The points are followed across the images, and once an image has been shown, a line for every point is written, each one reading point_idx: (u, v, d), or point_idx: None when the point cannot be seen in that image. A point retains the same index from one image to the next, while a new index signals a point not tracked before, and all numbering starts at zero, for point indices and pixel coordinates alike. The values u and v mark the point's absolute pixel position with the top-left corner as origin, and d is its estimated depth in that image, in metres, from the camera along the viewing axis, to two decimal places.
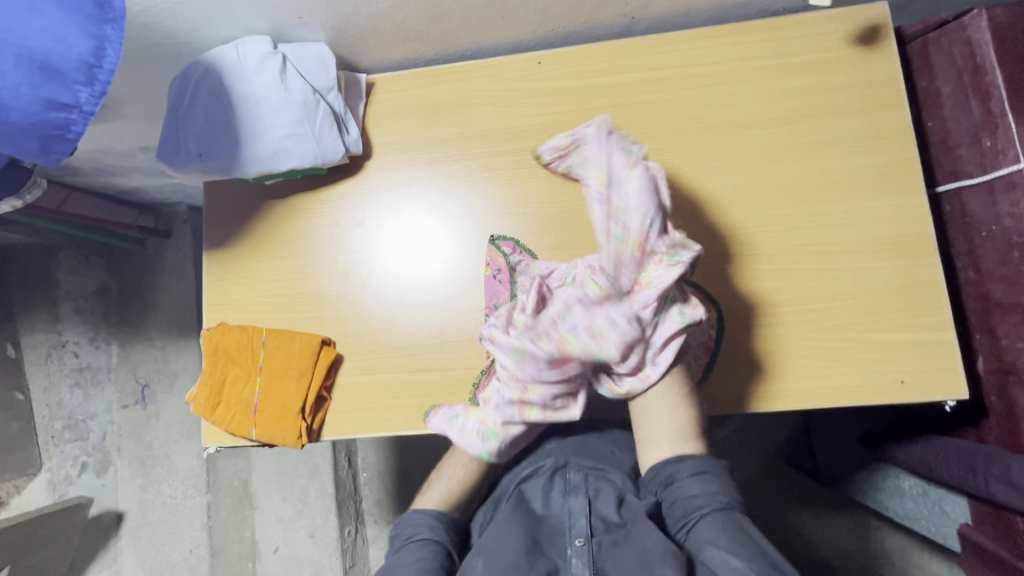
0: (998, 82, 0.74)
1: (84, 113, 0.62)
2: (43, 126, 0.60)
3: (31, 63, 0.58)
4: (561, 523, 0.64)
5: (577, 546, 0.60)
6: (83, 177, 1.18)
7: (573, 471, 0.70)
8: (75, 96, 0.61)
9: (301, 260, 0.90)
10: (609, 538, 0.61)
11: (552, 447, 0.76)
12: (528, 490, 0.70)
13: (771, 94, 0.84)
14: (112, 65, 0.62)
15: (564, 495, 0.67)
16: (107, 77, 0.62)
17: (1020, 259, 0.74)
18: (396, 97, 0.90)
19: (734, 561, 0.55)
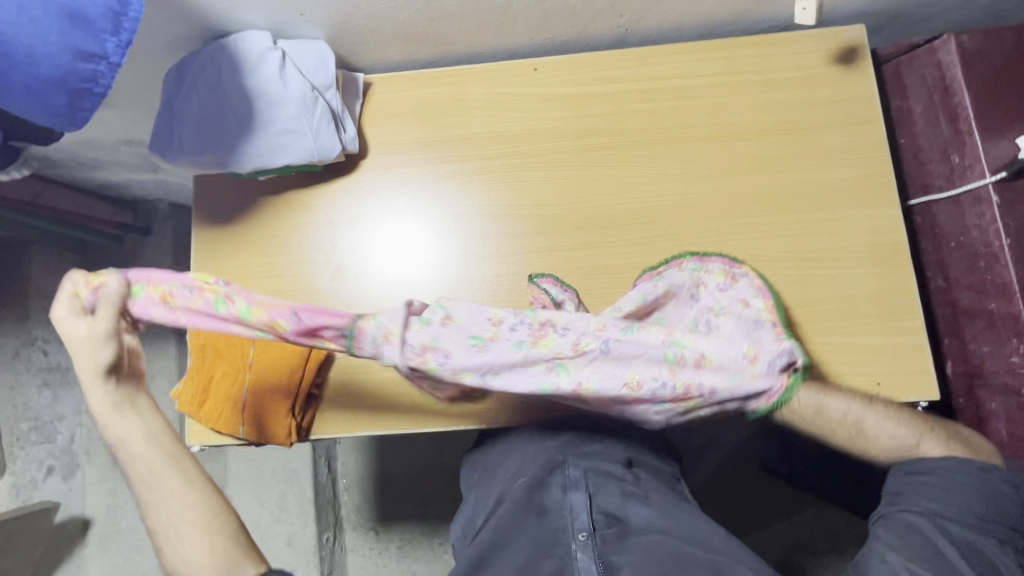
0: (965, 102, 0.80)
1: (111, 64, 0.61)
2: (69, 79, 0.59)
3: (59, 9, 0.57)
4: (563, 519, 0.68)
5: (580, 541, 0.65)
6: (61, 170, 1.15)
7: (572, 468, 0.72)
8: (101, 46, 0.60)
9: (292, 257, 0.89)
10: (613, 531, 0.66)
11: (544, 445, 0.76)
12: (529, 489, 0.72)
13: (756, 107, 0.87)
14: (137, 13, 0.60)
15: (564, 491, 0.70)
16: (133, 25, 0.60)
17: (985, 268, 0.79)
18: (393, 98, 0.91)
19: (895, 556, 0.63)
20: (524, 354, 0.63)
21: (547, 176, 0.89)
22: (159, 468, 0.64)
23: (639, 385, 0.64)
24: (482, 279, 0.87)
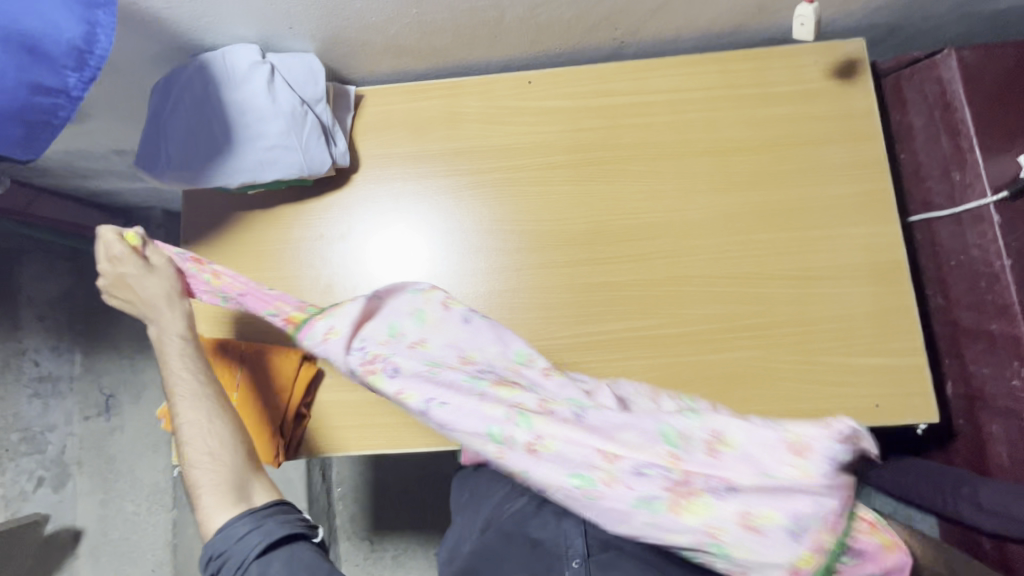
0: (966, 119, 0.78)
1: (74, 98, 0.59)
2: (27, 113, 0.56)
3: (17, 44, 0.54)
4: (557, 547, 0.64)
5: (574, 569, 0.62)
6: (51, 179, 1.13)
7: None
8: (63, 81, 0.57)
9: (282, 272, 0.88)
10: (606, 557, 0.61)
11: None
12: (518, 516, 0.69)
13: (753, 122, 0.86)
14: (104, 51, 0.59)
15: (558, 517, 0.66)
16: (99, 63, 0.59)
17: (986, 288, 0.77)
18: (385, 110, 0.90)
19: None
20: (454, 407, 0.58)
21: (542, 190, 0.87)
22: (201, 393, 0.68)
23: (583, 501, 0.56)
24: (475, 295, 0.86)
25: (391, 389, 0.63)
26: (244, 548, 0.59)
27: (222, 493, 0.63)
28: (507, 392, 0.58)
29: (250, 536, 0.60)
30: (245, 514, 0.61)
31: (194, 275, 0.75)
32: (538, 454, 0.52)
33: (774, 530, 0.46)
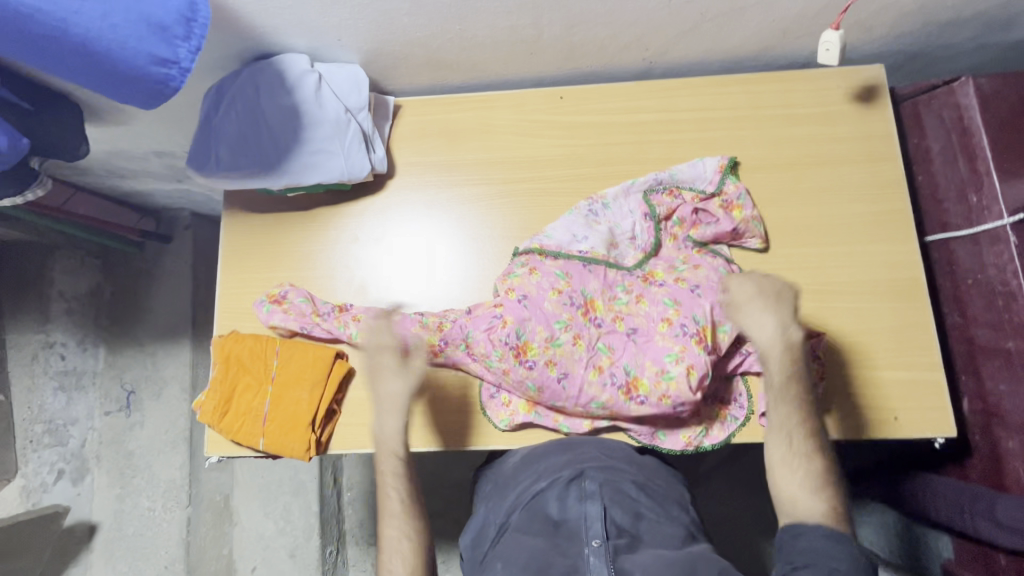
0: (983, 143, 0.81)
1: (182, 68, 0.64)
2: (144, 79, 0.62)
3: (137, 17, 0.60)
4: (578, 528, 0.65)
5: (594, 546, 0.61)
6: (92, 178, 1.18)
7: (589, 480, 0.70)
8: (175, 53, 0.63)
9: (317, 274, 0.90)
10: (624, 542, 0.63)
11: (562, 458, 0.76)
12: (541, 503, 0.70)
13: (775, 141, 0.89)
14: (208, 19, 0.63)
15: (579, 501, 0.68)
16: (203, 31, 0.63)
17: (1003, 306, 0.80)
18: (421, 121, 0.94)
19: None
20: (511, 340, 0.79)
21: (570, 202, 0.91)
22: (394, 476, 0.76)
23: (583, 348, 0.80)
24: None
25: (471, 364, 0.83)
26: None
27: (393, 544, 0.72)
28: (596, 311, 0.81)
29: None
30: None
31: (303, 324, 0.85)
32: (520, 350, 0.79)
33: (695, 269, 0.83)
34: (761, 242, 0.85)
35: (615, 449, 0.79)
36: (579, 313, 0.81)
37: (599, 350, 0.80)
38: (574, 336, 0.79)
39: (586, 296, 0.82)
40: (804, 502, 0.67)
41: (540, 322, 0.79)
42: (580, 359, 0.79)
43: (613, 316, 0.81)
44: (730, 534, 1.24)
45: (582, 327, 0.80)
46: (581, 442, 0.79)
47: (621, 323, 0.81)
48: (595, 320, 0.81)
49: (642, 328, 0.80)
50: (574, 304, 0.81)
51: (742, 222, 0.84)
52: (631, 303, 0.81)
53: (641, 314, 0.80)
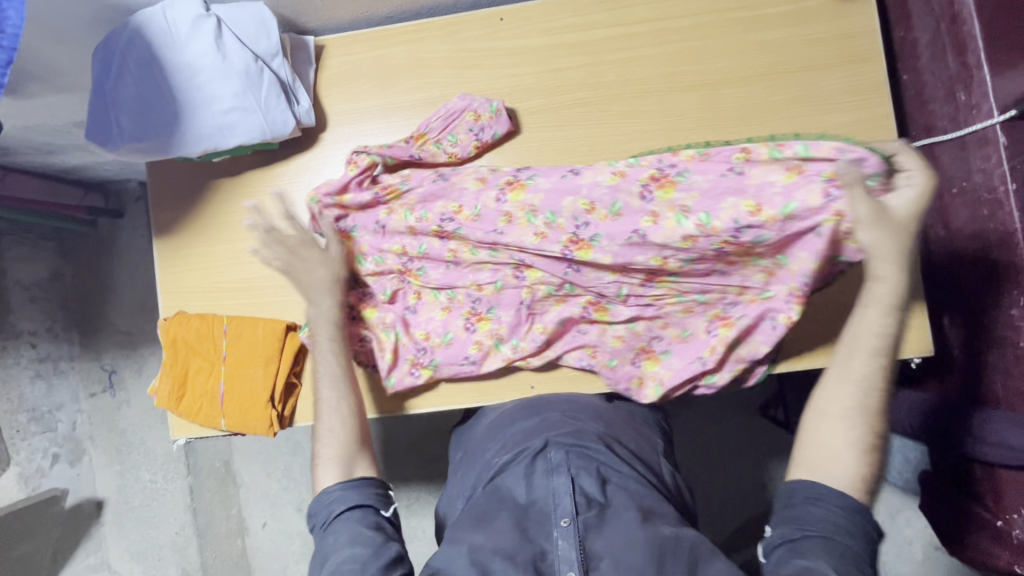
0: (974, 31, 0.71)
1: None
2: None
3: None
4: (546, 505, 0.60)
5: (562, 527, 0.57)
6: (17, 159, 1.10)
7: (555, 450, 0.65)
8: None
9: (258, 243, 0.84)
10: (594, 515, 0.58)
11: (529, 427, 0.72)
12: (506, 479, 0.65)
13: (744, 49, 0.80)
14: (16, 28, 0.60)
15: (546, 475, 0.63)
16: (13, 40, 0.61)
17: (988, 215, 0.73)
18: (347, 62, 0.84)
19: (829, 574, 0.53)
20: (522, 347, 0.77)
21: (522, 139, 0.82)
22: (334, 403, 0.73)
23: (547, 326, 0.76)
24: None
25: (482, 255, 0.75)
26: (330, 507, 0.66)
27: (333, 459, 0.70)
28: (513, 195, 0.73)
29: (346, 495, 0.66)
30: (345, 482, 0.67)
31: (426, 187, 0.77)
32: (541, 317, 0.76)
33: (576, 296, 0.75)
34: (506, 128, 0.80)
35: (585, 410, 0.75)
36: (476, 344, 0.78)
37: (677, 219, 0.65)
38: (477, 260, 0.75)
39: (490, 322, 0.77)
40: (827, 472, 0.60)
41: (393, 242, 0.77)
42: (434, 314, 0.79)
43: (669, 202, 0.66)
44: (720, 455, 1.22)
45: (409, 264, 0.78)
46: (549, 404, 0.76)
47: (755, 258, 0.67)
48: (720, 251, 0.65)
49: (702, 167, 0.66)
50: (456, 263, 0.76)
51: (483, 120, 0.79)
52: (682, 267, 0.67)
53: (665, 228, 0.65)
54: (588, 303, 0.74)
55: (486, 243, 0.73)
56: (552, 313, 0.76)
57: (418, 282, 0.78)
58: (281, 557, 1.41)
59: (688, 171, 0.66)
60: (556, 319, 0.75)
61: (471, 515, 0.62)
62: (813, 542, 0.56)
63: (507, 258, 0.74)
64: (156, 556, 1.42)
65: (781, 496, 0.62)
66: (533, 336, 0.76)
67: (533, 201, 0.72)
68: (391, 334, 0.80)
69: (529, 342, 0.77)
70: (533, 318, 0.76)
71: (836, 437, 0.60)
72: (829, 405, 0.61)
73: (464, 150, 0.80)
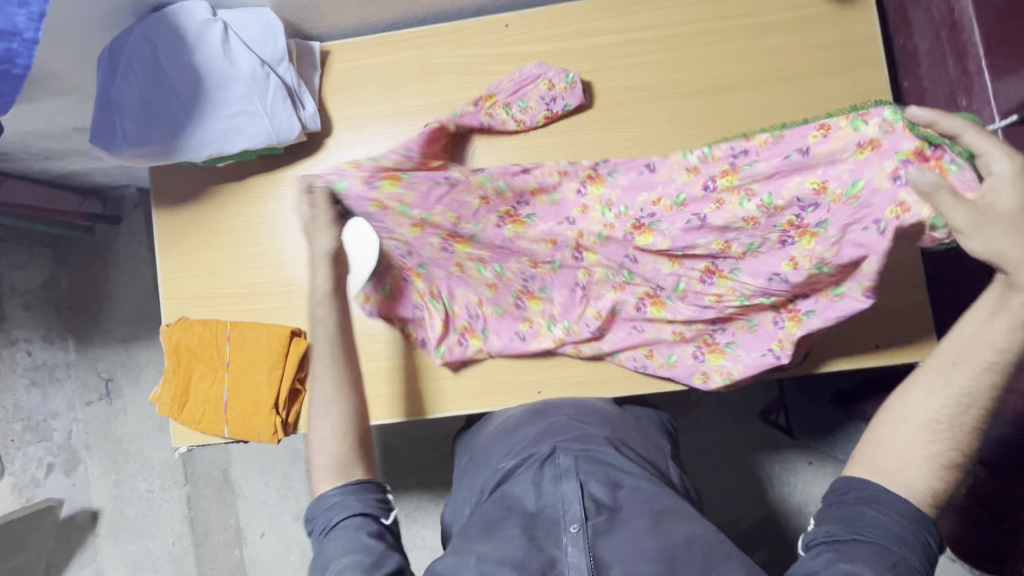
0: (974, 38, 0.72)
1: (26, 40, 0.62)
2: None
3: None
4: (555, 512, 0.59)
5: (572, 534, 0.56)
6: (15, 164, 1.09)
7: (563, 455, 0.64)
8: (13, 23, 0.62)
9: (262, 248, 0.84)
10: (604, 521, 0.58)
11: (535, 432, 0.71)
12: (512, 485, 0.64)
13: (747, 55, 0.81)
14: None
15: (554, 481, 0.62)
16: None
17: None
18: (353, 68, 0.84)
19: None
20: (569, 329, 0.80)
21: (528, 144, 0.83)
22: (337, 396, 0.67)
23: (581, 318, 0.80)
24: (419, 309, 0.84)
25: (537, 233, 0.77)
26: (330, 509, 0.62)
27: (331, 467, 0.64)
28: (593, 187, 0.75)
29: (342, 504, 0.62)
30: (344, 486, 0.63)
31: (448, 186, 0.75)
32: (597, 300, 0.79)
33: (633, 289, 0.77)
34: (580, 99, 0.80)
35: (593, 414, 0.74)
36: (523, 320, 0.83)
37: (739, 202, 0.64)
38: (542, 239, 0.77)
39: (541, 301, 0.82)
40: (912, 474, 0.55)
41: (449, 207, 0.76)
42: (479, 287, 0.83)
43: (735, 192, 0.65)
44: (722, 461, 1.22)
45: (461, 230, 0.78)
46: (555, 409, 0.75)
47: (819, 267, 0.62)
48: (784, 236, 0.64)
49: (772, 151, 0.63)
50: (511, 244, 0.78)
51: (557, 90, 0.80)
52: (741, 257, 0.68)
53: (727, 213, 0.65)
54: (648, 293, 0.76)
55: (546, 236, 0.77)
56: (615, 296, 0.78)
57: (466, 249, 0.80)
58: (280, 568, 1.39)
59: (755, 159, 0.64)
60: (605, 313, 0.78)
61: (478, 521, 0.61)
62: (865, 547, 0.53)
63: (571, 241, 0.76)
64: (152, 568, 1.39)
65: (833, 494, 0.59)
66: (586, 323, 0.80)
67: (610, 195, 0.74)
68: (436, 301, 0.83)
69: (580, 313, 0.80)
70: (592, 304, 0.80)
71: (917, 444, 0.56)
72: (913, 414, 0.56)
73: (534, 117, 0.81)
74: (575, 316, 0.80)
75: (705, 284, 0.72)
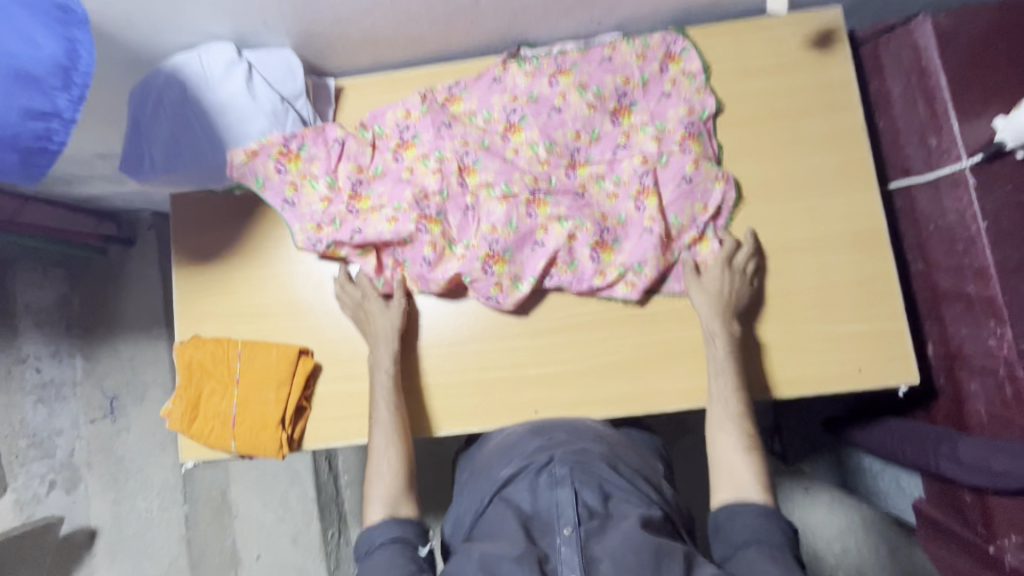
0: (940, 84, 0.78)
1: (66, 120, 0.58)
2: (24, 138, 0.56)
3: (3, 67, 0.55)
4: (549, 516, 0.62)
5: (565, 535, 0.59)
6: (40, 188, 1.14)
7: (559, 465, 0.67)
8: (53, 103, 0.57)
9: (275, 270, 0.88)
10: (595, 526, 0.61)
11: (535, 445, 0.74)
12: (511, 492, 0.68)
13: (733, 96, 0.87)
14: (88, 67, 0.60)
15: (550, 487, 0.65)
16: (84, 79, 0.59)
17: (963, 251, 0.79)
18: (365, 103, 0.90)
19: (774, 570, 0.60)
20: (455, 258, 0.83)
21: None
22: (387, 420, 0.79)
23: (522, 263, 0.83)
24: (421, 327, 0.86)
25: (430, 172, 0.86)
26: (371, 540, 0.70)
27: (382, 497, 0.74)
28: (453, 107, 0.88)
29: (389, 532, 0.70)
30: (385, 520, 0.71)
31: (382, 142, 0.88)
32: (494, 233, 0.82)
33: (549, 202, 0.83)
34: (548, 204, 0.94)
35: (589, 429, 0.78)
36: (469, 194, 0.85)
37: (579, 94, 0.86)
38: (430, 168, 0.86)
39: (479, 173, 0.85)
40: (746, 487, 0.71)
41: (349, 160, 0.86)
42: (450, 263, 0.83)
43: (523, 140, 0.86)
44: None
45: (405, 135, 0.88)
46: (555, 425, 0.78)
47: (643, 128, 0.85)
48: (613, 118, 0.86)
49: (585, 59, 0.87)
50: (449, 125, 0.87)
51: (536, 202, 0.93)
52: (589, 145, 0.86)
53: (574, 105, 0.86)
54: (535, 181, 0.85)
55: (456, 154, 0.86)
56: (500, 215, 0.82)
57: (412, 152, 0.87)
58: None
59: (579, 64, 0.87)
60: (506, 220, 0.82)
61: (480, 529, 0.64)
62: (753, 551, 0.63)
63: (464, 159, 0.86)
64: None
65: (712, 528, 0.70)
66: (472, 249, 0.83)
67: (471, 107, 0.88)
68: (385, 209, 0.84)
69: (495, 233, 0.82)
70: (472, 232, 0.83)
71: (731, 448, 0.74)
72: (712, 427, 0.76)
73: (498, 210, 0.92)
74: (471, 236, 0.83)
75: (600, 193, 0.85)
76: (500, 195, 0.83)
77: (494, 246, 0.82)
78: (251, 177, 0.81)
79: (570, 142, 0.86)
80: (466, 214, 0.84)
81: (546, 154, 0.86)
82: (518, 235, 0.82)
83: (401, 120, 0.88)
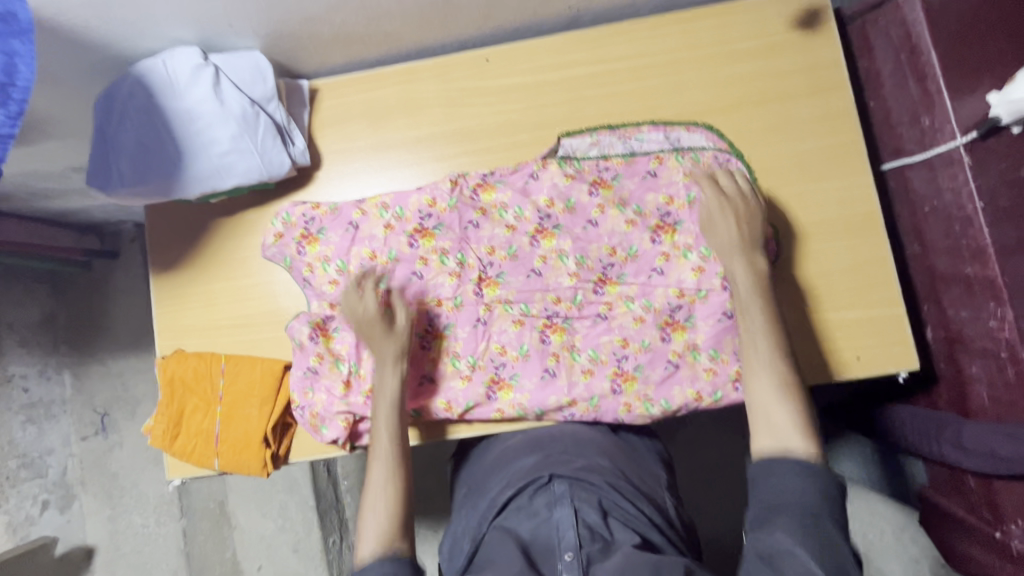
0: (932, 61, 0.76)
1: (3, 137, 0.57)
2: None
3: None
4: (550, 539, 0.60)
5: (567, 561, 0.56)
6: (14, 204, 1.11)
7: (558, 484, 0.66)
8: None
9: (256, 280, 0.86)
10: (597, 548, 0.58)
11: (530, 463, 0.72)
12: (509, 518, 0.66)
13: (718, 82, 0.84)
14: (27, 81, 0.57)
15: (548, 507, 0.63)
16: (22, 94, 0.57)
17: (960, 232, 0.77)
18: (341, 104, 0.88)
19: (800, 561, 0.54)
20: (444, 401, 0.79)
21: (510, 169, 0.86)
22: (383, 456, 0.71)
23: (518, 378, 0.78)
24: None
25: (444, 272, 0.81)
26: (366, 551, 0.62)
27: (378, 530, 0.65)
28: (485, 195, 0.82)
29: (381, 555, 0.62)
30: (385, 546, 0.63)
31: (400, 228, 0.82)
32: (496, 357, 0.79)
33: (566, 308, 0.79)
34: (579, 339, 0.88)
35: (591, 442, 0.75)
36: (483, 306, 0.80)
37: (618, 211, 0.80)
38: (448, 270, 0.80)
39: (499, 288, 0.80)
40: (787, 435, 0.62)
41: (363, 244, 0.82)
42: (453, 384, 0.79)
43: (552, 248, 0.80)
44: (718, 476, 1.22)
45: (425, 222, 0.82)
46: (552, 440, 0.76)
47: (686, 253, 0.78)
48: (654, 236, 0.79)
49: (629, 170, 0.81)
50: (477, 224, 0.81)
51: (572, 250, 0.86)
52: (624, 263, 0.79)
53: (612, 222, 0.80)
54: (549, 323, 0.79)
55: (470, 261, 0.81)
56: (512, 334, 0.79)
57: (431, 242, 0.81)
58: None
59: (620, 176, 0.81)
60: (519, 352, 0.79)
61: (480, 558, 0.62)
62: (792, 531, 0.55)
63: (486, 271, 0.80)
64: None
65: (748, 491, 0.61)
66: (480, 375, 0.79)
67: (503, 199, 0.82)
68: None
69: (482, 341, 0.79)
70: (490, 347, 0.79)
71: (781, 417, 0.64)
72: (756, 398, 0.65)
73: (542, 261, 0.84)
74: (479, 352, 0.79)
75: (631, 311, 0.78)
76: (517, 314, 0.79)
77: (499, 370, 0.79)
78: (278, 259, 0.83)
79: (601, 251, 0.80)
80: (476, 324, 0.80)
81: (558, 248, 0.80)
82: (526, 360, 0.79)
83: (424, 206, 0.82)
